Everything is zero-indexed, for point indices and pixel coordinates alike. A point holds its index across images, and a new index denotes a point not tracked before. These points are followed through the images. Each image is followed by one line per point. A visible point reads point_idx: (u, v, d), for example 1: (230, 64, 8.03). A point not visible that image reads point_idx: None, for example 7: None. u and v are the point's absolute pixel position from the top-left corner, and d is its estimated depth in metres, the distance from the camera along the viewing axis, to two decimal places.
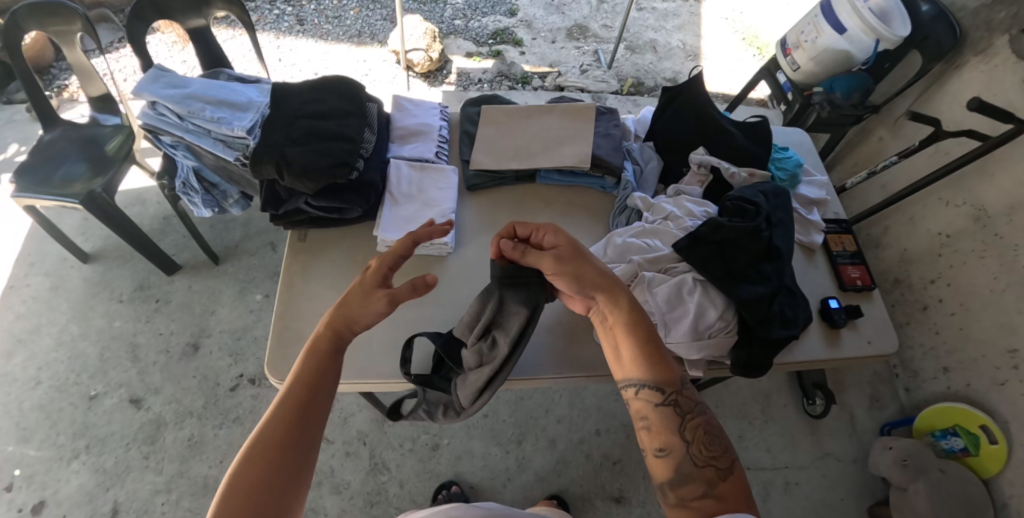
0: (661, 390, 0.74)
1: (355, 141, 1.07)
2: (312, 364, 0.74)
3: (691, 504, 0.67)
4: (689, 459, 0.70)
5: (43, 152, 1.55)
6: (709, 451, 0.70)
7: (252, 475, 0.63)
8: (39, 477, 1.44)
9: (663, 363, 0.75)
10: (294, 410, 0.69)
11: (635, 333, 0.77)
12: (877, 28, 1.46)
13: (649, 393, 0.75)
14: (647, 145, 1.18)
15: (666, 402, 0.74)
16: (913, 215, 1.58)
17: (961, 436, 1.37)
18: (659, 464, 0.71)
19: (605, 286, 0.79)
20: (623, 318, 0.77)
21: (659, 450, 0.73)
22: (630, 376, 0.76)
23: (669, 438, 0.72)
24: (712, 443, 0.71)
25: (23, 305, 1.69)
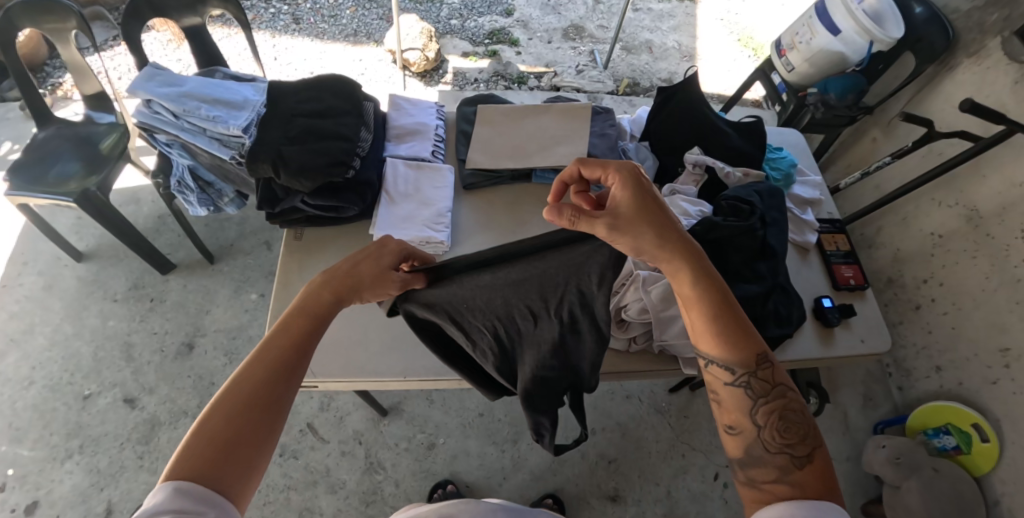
0: (732, 371, 0.66)
1: (351, 140, 1.07)
2: (302, 325, 0.66)
3: (761, 486, 0.63)
4: (761, 443, 0.64)
5: (37, 151, 1.54)
6: (783, 437, 0.64)
7: (216, 437, 0.55)
8: (32, 477, 1.43)
9: (737, 343, 0.65)
10: (272, 372, 0.61)
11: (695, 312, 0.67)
12: (872, 30, 1.47)
13: (720, 369, 0.67)
14: (642, 144, 1.17)
15: (736, 383, 0.66)
16: (906, 215, 1.59)
17: (953, 435, 1.39)
18: (730, 442, 0.67)
19: (672, 251, 0.66)
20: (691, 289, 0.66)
21: (731, 427, 0.68)
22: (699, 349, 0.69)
23: (740, 418, 0.66)
24: (788, 430, 0.64)
25: (17, 304, 1.68)
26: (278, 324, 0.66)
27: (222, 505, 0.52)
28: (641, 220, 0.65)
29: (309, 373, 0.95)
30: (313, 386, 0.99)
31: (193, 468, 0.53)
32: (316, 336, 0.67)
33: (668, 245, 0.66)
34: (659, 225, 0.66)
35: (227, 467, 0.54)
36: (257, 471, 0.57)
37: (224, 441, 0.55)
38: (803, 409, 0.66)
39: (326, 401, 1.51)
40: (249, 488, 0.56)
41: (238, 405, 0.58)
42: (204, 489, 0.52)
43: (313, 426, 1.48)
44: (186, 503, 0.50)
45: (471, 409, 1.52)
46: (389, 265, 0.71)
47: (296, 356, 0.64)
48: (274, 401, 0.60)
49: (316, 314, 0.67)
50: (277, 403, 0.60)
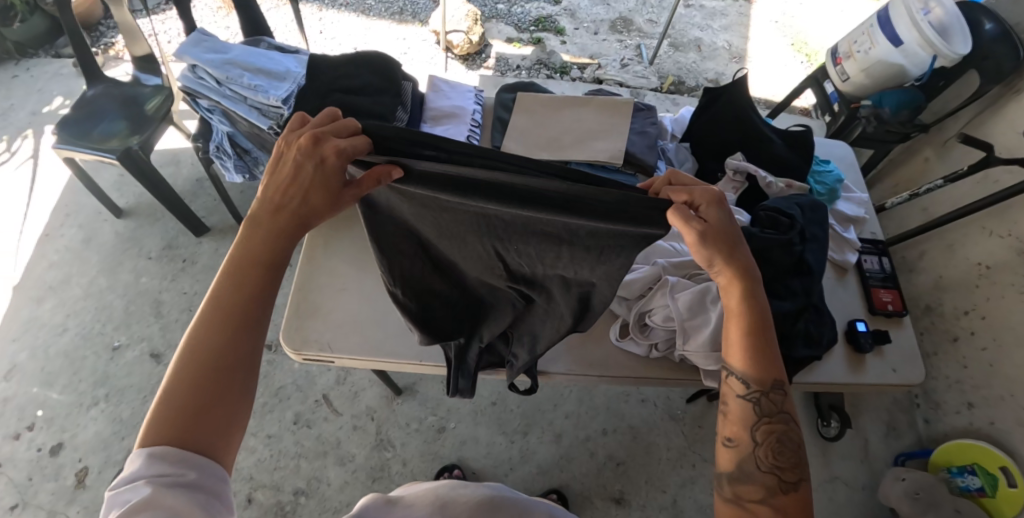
0: (750, 385, 0.69)
1: (386, 119, 1.07)
2: (254, 276, 0.63)
3: (744, 504, 0.65)
4: (754, 460, 0.66)
5: (85, 107, 1.59)
6: (776, 459, 0.66)
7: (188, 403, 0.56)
8: (59, 420, 1.50)
9: (769, 360, 0.69)
10: (228, 325, 0.60)
11: (739, 323, 0.70)
12: (936, 44, 1.40)
13: (737, 382, 0.70)
14: (683, 146, 1.14)
15: (749, 398, 0.69)
16: (952, 242, 1.52)
17: (979, 476, 1.33)
18: (725, 453, 0.69)
19: (735, 276, 0.69)
20: (742, 308, 0.69)
21: (729, 439, 0.70)
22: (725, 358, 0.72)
23: (743, 433, 0.68)
24: (783, 454, 0.66)
25: (57, 254, 1.74)
26: (233, 275, 0.63)
27: (205, 465, 0.54)
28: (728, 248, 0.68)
29: (328, 347, 0.96)
30: (330, 361, 1.00)
31: (171, 434, 0.55)
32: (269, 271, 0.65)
33: (738, 270, 0.69)
34: (733, 253, 0.69)
35: (202, 431, 0.56)
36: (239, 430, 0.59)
37: (192, 408, 0.56)
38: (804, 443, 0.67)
39: (342, 375, 1.54)
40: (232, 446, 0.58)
41: (201, 369, 0.58)
42: (186, 453, 0.54)
43: (328, 398, 1.51)
44: (170, 470, 0.52)
45: (484, 397, 1.52)
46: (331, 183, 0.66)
47: (255, 312, 0.62)
48: (241, 360, 0.60)
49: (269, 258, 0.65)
50: (243, 363, 0.60)
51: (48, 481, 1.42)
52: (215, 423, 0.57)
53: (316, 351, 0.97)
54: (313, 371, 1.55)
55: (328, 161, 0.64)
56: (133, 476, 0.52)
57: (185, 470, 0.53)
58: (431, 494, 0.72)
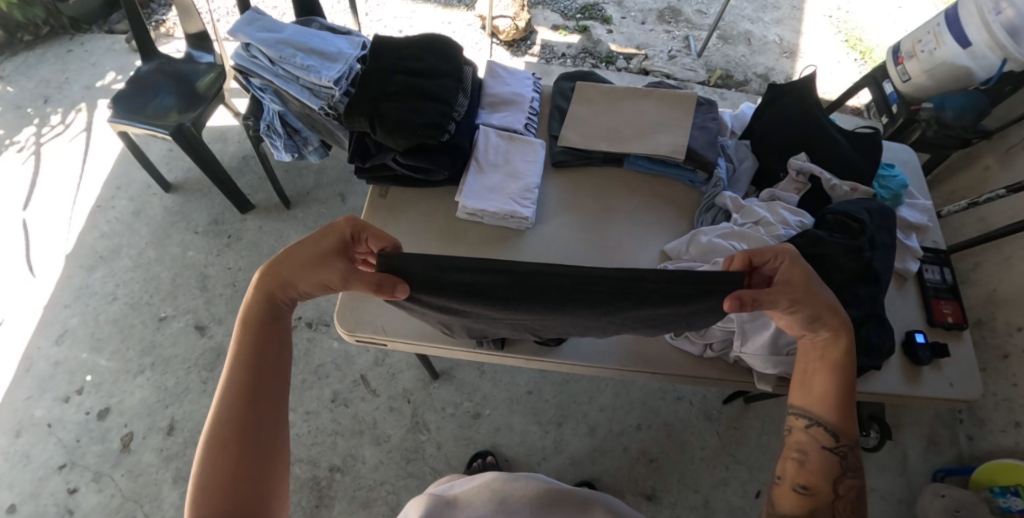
0: (838, 440, 0.69)
1: (448, 103, 1.04)
2: (256, 346, 0.71)
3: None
4: (832, 510, 0.68)
5: (140, 83, 1.62)
6: (854, 514, 0.67)
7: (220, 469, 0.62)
8: (107, 385, 1.55)
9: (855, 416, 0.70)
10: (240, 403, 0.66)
11: (840, 373, 0.70)
12: (1006, 46, 1.35)
13: (821, 433, 0.70)
14: (743, 142, 1.12)
15: (834, 450, 0.69)
16: (1011, 254, 1.46)
17: (1022, 496, 1.28)
18: (797, 498, 0.69)
19: (838, 331, 0.69)
20: (841, 370, 0.70)
21: (803, 487, 0.70)
22: (808, 406, 0.72)
23: (820, 482, 0.69)
24: (860, 509, 0.68)
25: (108, 225, 1.79)
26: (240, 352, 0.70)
27: None
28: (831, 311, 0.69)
29: (382, 330, 0.96)
30: (383, 344, 1.00)
31: (211, 504, 0.60)
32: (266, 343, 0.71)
33: (836, 327, 0.69)
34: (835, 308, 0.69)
35: (237, 493, 0.61)
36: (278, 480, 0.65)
37: (225, 476, 0.62)
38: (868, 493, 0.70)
39: (380, 356, 1.56)
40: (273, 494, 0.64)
41: (225, 440, 0.64)
42: None
43: (366, 378, 1.53)
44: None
45: (519, 385, 1.53)
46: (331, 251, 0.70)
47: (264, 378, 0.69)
48: (253, 426, 0.66)
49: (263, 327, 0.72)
50: (258, 431, 0.66)
51: (96, 443, 1.48)
52: (253, 478, 0.63)
53: (369, 333, 0.97)
54: (352, 351, 1.57)
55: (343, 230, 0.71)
56: None
57: None
58: (487, 493, 0.72)
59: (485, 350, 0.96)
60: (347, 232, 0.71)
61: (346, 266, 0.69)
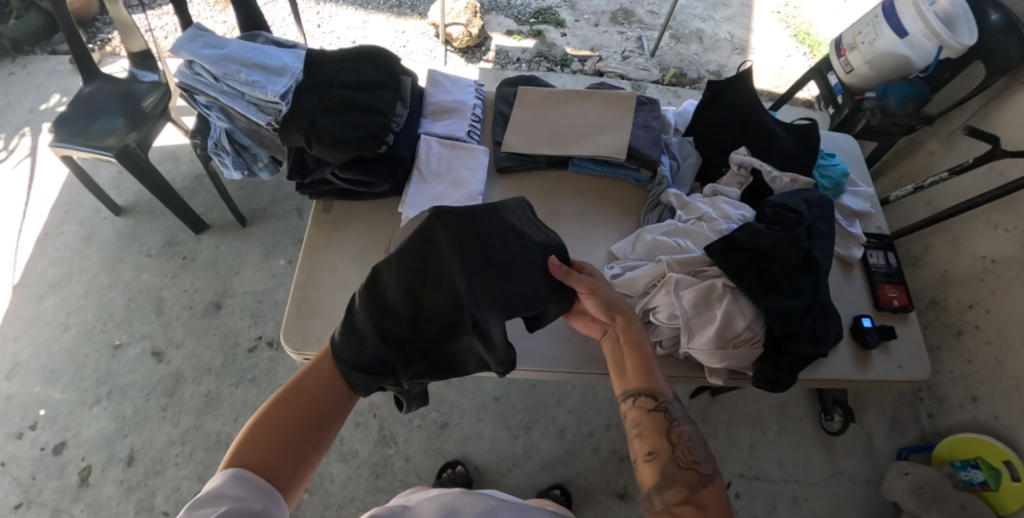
0: (655, 398, 0.75)
1: (386, 114, 1.04)
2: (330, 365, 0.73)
3: (675, 509, 0.67)
4: (673, 460, 0.70)
5: (82, 104, 1.57)
6: (691, 455, 0.71)
7: (267, 430, 0.65)
8: (62, 418, 1.49)
9: (656, 373, 0.77)
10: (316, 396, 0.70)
11: (637, 353, 0.79)
12: (942, 35, 1.37)
13: (646, 400, 0.75)
14: (686, 140, 1.14)
15: (660, 407, 0.74)
16: (958, 236, 1.52)
17: (982, 470, 1.34)
18: (648, 467, 0.71)
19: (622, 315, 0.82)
20: (636, 335, 0.80)
21: (649, 454, 0.72)
22: (630, 387, 0.78)
23: (659, 441, 0.72)
24: (694, 449, 0.71)
25: (57, 252, 1.73)
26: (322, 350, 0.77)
27: (266, 494, 0.61)
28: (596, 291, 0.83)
29: None
30: None
31: (251, 461, 0.63)
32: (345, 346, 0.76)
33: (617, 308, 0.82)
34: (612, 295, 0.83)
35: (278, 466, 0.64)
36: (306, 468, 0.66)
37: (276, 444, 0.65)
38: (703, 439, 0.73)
39: None
40: (299, 476, 0.66)
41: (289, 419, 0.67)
42: (258, 481, 0.61)
43: None
44: (240, 492, 0.59)
45: (486, 393, 1.52)
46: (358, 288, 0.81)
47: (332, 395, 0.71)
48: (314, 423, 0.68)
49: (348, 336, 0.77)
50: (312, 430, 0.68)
51: (52, 479, 1.42)
52: (289, 457, 0.65)
53: (317, 350, 0.96)
54: None
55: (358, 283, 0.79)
56: (214, 485, 0.59)
57: (255, 494, 0.60)
58: (435, 502, 0.75)
59: None
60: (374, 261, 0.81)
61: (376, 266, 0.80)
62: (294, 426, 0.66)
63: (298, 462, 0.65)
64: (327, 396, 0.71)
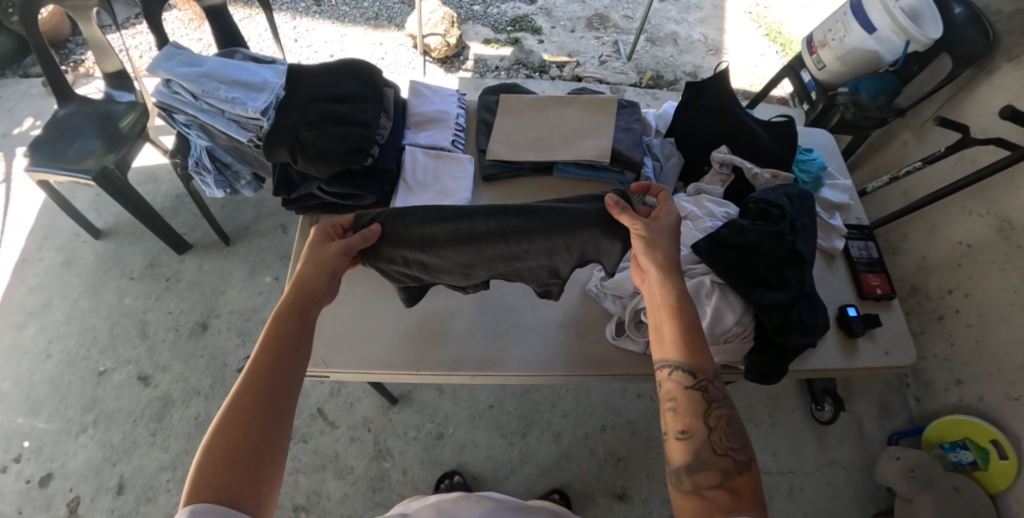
0: (694, 375, 0.71)
1: (371, 127, 1.04)
2: (271, 365, 0.68)
3: (705, 493, 0.65)
4: (709, 445, 0.68)
5: (57, 127, 1.55)
6: (729, 442, 0.68)
7: (220, 454, 0.60)
8: (47, 449, 1.46)
9: (704, 349, 0.72)
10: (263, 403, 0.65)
11: (675, 318, 0.75)
12: (909, 29, 1.42)
13: (683, 374, 0.72)
14: (668, 141, 1.16)
15: (700, 387, 0.71)
16: (934, 223, 1.56)
17: (971, 450, 1.37)
18: (681, 446, 0.69)
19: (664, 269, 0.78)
20: (678, 301, 0.75)
21: (682, 432, 0.70)
22: (666, 356, 0.74)
23: (696, 422, 0.70)
24: (733, 437, 0.69)
25: (36, 279, 1.70)
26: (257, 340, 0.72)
27: None
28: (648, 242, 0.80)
29: (321, 362, 0.95)
30: (324, 376, 0.99)
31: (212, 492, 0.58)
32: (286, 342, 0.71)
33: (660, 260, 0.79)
34: (663, 248, 0.80)
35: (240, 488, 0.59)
36: (276, 476, 0.62)
37: (235, 465, 0.60)
38: (740, 424, 0.71)
39: (336, 387, 1.52)
40: (266, 492, 0.61)
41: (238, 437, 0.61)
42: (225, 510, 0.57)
43: (323, 411, 1.49)
44: None
45: (480, 401, 1.52)
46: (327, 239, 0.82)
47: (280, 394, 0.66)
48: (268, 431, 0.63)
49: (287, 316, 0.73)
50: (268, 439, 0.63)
51: (39, 513, 1.38)
52: (250, 474, 0.60)
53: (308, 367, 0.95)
54: (306, 385, 1.52)
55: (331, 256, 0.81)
56: None
57: None
58: (433, 508, 0.75)
59: (427, 371, 0.97)
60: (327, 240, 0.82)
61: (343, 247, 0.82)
62: (246, 441, 0.61)
63: (261, 477, 0.61)
64: (275, 402, 0.66)
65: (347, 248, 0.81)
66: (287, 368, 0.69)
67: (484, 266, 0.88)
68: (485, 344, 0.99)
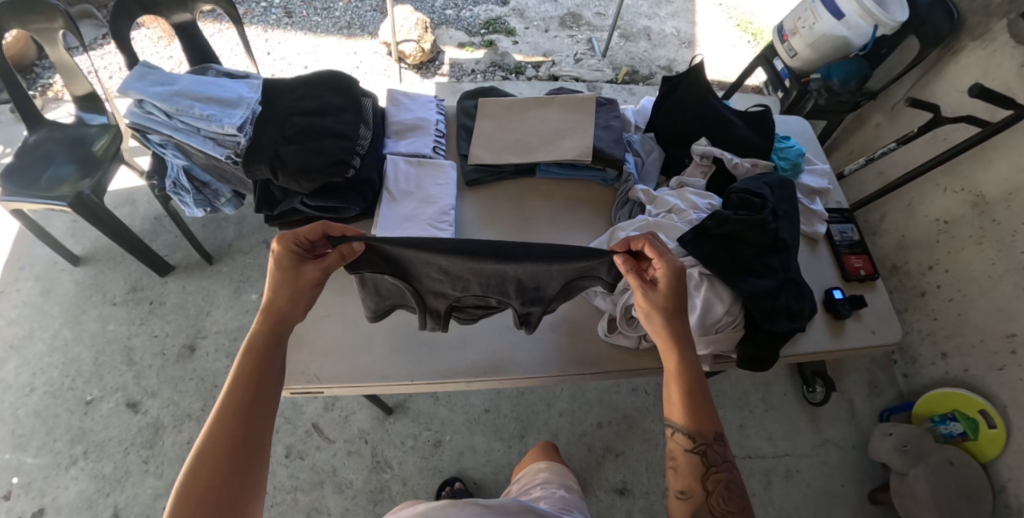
0: (694, 440, 0.72)
1: (350, 138, 1.03)
2: (247, 395, 0.70)
3: None
4: (707, 508, 0.69)
5: (30, 154, 1.51)
6: (727, 506, 0.69)
7: (198, 486, 0.63)
8: (37, 484, 1.43)
9: (707, 413, 0.73)
10: (238, 435, 0.67)
11: (680, 383, 0.75)
12: (876, 14, 1.44)
13: (682, 437, 0.73)
14: (648, 136, 1.18)
15: (698, 451, 0.72)
16: (910, 201, 1.59)
17: (960, 421, 1.40)
18: (680, 507, 0.71)
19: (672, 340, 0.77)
20: (679, 368, 0.75)
21: (681, 492, 0.72)
22: (669, 415, 0.75)
23: (694, 484, 0.71)
24: (731, 500, 0.69)
25: (14, 310, 1.66)
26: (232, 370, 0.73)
27: None
28: (670, 310, 0.77)
29: (315, 377, 0.94)
30: (319, 392, 0.98)
31: None
32: (265, 370, 0.73)
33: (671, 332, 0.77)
34: (676, 319, 0.77)
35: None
36: (251, 506, 0.65)
37: (207, 498, 0.62)
38: (741, 482, 0.71)
39: (330, 401, 1.50)
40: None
41: (214, 467, 0.64)
42: None
43: (319, 426, 1.47)
44: None
45: (476, 405, 1.52)
46: (297, 263, 0.76)
47: (255, 426, 0.69)
48: (243, 465, 0.66)
49: (262, 346, 0.74)
50: (241, 469, 0.65)
51: None
52: (226, 504, 0.63)
53: (303, 383, 0.95)
54: (299, 402, 1.50)
55: (310, 277, 0.77)
56: None
57: None
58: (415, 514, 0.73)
59: (424, 379, 0.96)
60: (293, 256, 0.76)
61: (318, 271, 0.77)
62: (223, 473, 0.64)
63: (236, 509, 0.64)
64: (251, 432, 0.68)
65: (324, 272, 0.78)
66: (265, 398, 0.71)
67: (480, 280, 0.84)
68: (479, 351, 0.99)
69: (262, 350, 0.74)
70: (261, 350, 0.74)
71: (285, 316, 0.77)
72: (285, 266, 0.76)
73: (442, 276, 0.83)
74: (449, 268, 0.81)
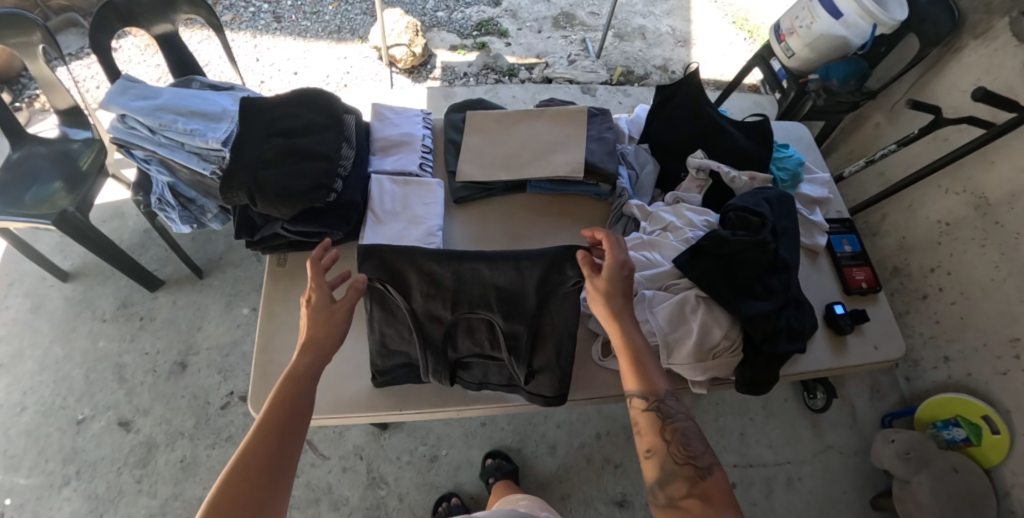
0: (648, 398, 0.75)
1: (331, 159, 0.99)
2: (280, 418, 0.71)
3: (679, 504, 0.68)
4: (670, 458, 0.71)
5: (14, 170, 1.49)
6: (688, 451, 0.72)
7: (221, 502, 0.62)
8: (30, 505, 1.41)
9: (653, 371, 0.77)
10: (267, 457, 0.67)
11: (629, 350, 0.79)
12: (875, 13, 1.41)
13: (638, 399, 0.76)
14: (642, 147, 1.13)
15: (655, 407, 0.75)
16: (911, 202, 1.56)
17: (963, 426, 1.38)
18: (649, 465, 0.72)
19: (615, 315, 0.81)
20: (626, 339, 0.79)
21: (646, 451, 0.73)
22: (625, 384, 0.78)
23: (655, 439, 0.73)
24: (690, 445, 0.72)
25: (3, 328, 1.63)
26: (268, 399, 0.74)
27: None
28: (611, 289, 0.82)
29: None
30: None
31: None
32: (299, 399, 0.73)
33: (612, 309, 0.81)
34: (617, 297, 0.82)
35: None
36: None
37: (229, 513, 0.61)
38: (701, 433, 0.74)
39: None
40: None
41: (239, 485, 0.63)
42: None
43: (313, 442, 1.45)
44: None
45: (472, 419, 1.50)
46: (328, 300, 0.83)
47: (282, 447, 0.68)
48: (267, 485, 0.65)
49: (299, 376, 0.75)
50: (265, 489, 0.64)
51: None
52: None
53: None
54: None
55: (339, 310, 0.82)
56: None
57: None
58: None
59: (412, 410, 0.94)
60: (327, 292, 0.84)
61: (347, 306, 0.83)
62: (248, 490, 0.63)
63: None
64: (279, 456, 0.67)
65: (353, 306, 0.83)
66: (297, 427, 0.71)
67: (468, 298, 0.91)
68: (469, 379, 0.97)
69: (299, 380, 0.75)
70: (298, 380, 0.75)
71: (321, 349, 0.79)
72: (319, 301, 0.83)
73: (435, 296, 0.91)
74: (440, 284, 0.91)
